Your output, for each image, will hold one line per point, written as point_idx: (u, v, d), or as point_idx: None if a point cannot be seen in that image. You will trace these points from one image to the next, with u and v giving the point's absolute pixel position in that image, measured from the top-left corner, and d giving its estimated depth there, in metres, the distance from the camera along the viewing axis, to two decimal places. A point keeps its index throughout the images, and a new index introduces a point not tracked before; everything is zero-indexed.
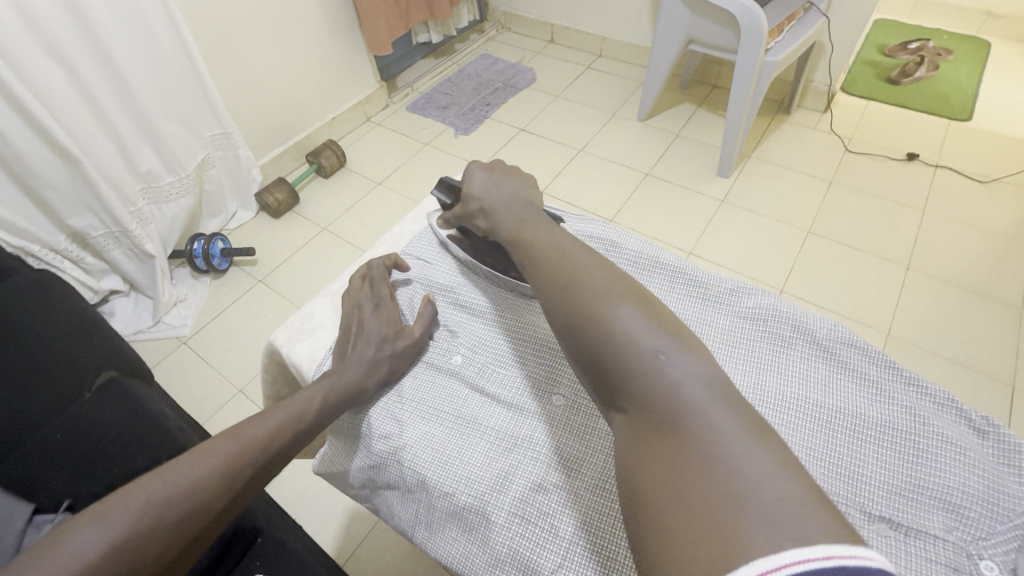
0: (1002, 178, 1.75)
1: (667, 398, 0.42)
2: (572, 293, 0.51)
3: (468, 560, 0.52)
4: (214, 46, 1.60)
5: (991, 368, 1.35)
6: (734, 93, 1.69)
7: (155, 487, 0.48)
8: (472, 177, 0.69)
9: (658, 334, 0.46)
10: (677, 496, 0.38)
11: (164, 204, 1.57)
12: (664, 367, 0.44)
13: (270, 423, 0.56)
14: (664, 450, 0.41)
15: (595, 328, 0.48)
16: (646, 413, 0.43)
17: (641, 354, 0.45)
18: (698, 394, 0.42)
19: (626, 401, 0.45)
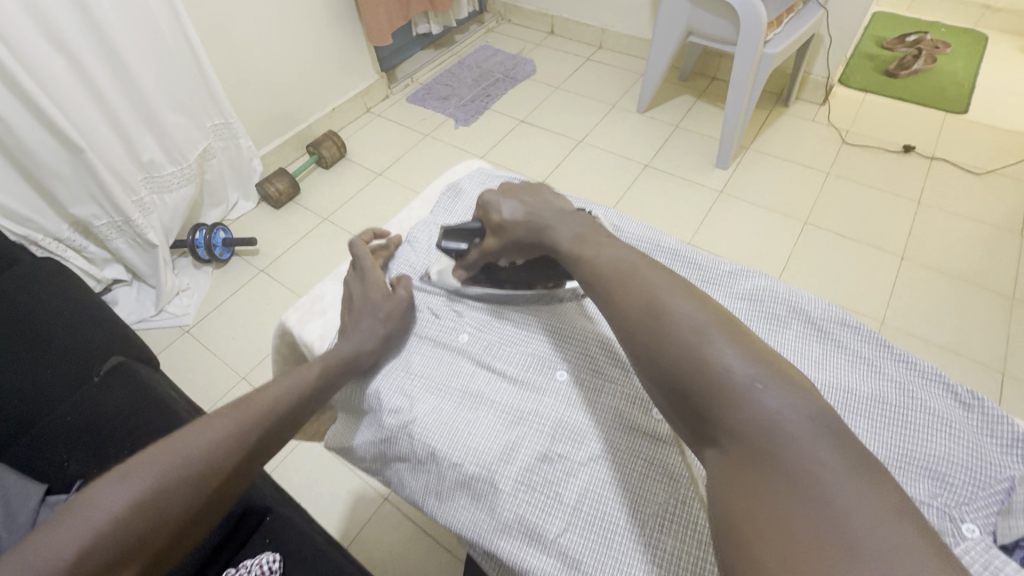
0: (997, 170, 1.77)
1: (764, 428, 0.38)
2: (648, 308, 0.46)
3: (476, 528, 0.50)
4: (216, 35, 1.61)
5: (982, 356, 1.38)
6: (733, 85, 1.70)
7: (172, 446, 0.51)
8: (497, 203, 0.62)
9: (746, 358, 0.41)
10: (777, 533, 0.34)
11: (166, 194, 1.58)
12: (761, 399, 0.39)
13: (280, 388, 0.58)
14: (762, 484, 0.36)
15: (672, 346, 0.43)
16: (738, 444, 0.38)
17: (730, 378, 0.40)
18: (802, 428, 0.37)
19: (713, 429, 0.40)
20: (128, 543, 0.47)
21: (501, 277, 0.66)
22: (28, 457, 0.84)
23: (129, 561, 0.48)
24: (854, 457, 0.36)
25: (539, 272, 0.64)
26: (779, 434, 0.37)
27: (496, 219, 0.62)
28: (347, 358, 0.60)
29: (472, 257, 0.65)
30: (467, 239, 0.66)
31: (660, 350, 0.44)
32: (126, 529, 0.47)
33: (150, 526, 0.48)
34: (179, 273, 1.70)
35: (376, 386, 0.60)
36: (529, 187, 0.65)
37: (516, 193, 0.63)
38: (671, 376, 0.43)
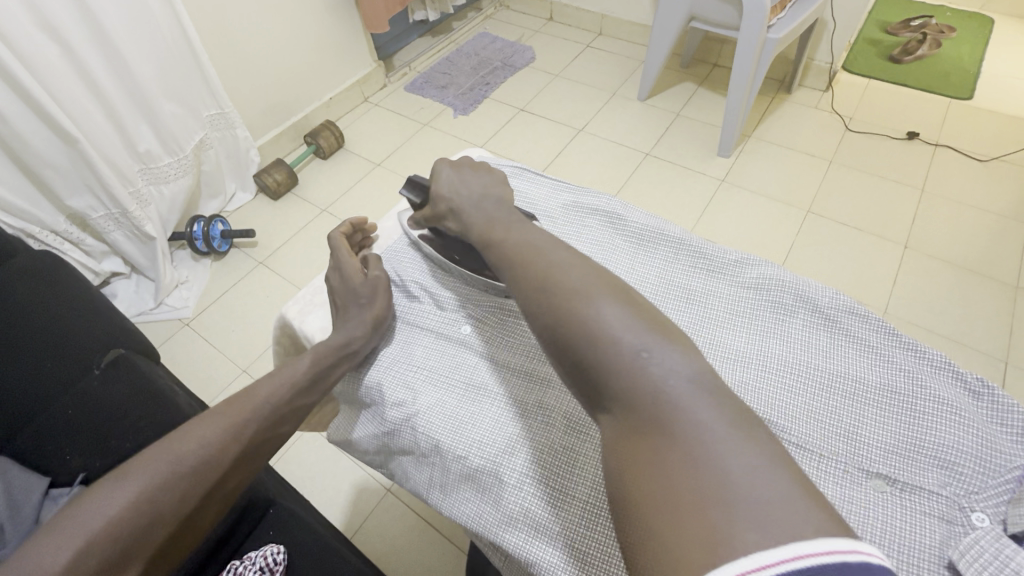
0: (1001, 157, 1.75)
1: (645, 395, 0.40)
2: (546, 286, 0.48)
3: (483, 521, 0.49)
4: (210, 23, 1.59)
5: (986, 345, 1.37)
6: (736, 72, 1.68)
7: (166, 445, 0.50)
8: (441, 172, 0.65)
9: (636, 328, 0.43)
10: (658, 497, 0.36)
11: (163, 185, 1.57)
12: (647, 367, 0.41)
13: (272, 382, 0.57)
14: (647, 450, 0.38)
15: (570, 323, 0.45)
16: (627, 412, 0.40)
17: (621, 350, 0.42)
18: (680, 390, 0.39)
19: (607, 400, 0.42)
20: (126, 544, 0.46)
21: (447, 244, 0.67)
22: (32, 452, 0.84)
23: (128, 563, 0.46)
24: (732, 417, 0.38)
25: (468, 253, 0.65)
26: (661, 399, 0.39)
27: (435, 192, 0.64)
28: (339, 348, 0.59)
29: (421, 216, 0.68)
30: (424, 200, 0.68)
31: (561, 328, 0.45)
32: (124, 529, 0.46)
33: (148, 525, 0.48)
34: (178, 266, 1.69)
35: (376, 378, 0.59)
36: (473, 164, 0.67)
37: (460, 169, 0.66)
38: (568, 351, 0.44)
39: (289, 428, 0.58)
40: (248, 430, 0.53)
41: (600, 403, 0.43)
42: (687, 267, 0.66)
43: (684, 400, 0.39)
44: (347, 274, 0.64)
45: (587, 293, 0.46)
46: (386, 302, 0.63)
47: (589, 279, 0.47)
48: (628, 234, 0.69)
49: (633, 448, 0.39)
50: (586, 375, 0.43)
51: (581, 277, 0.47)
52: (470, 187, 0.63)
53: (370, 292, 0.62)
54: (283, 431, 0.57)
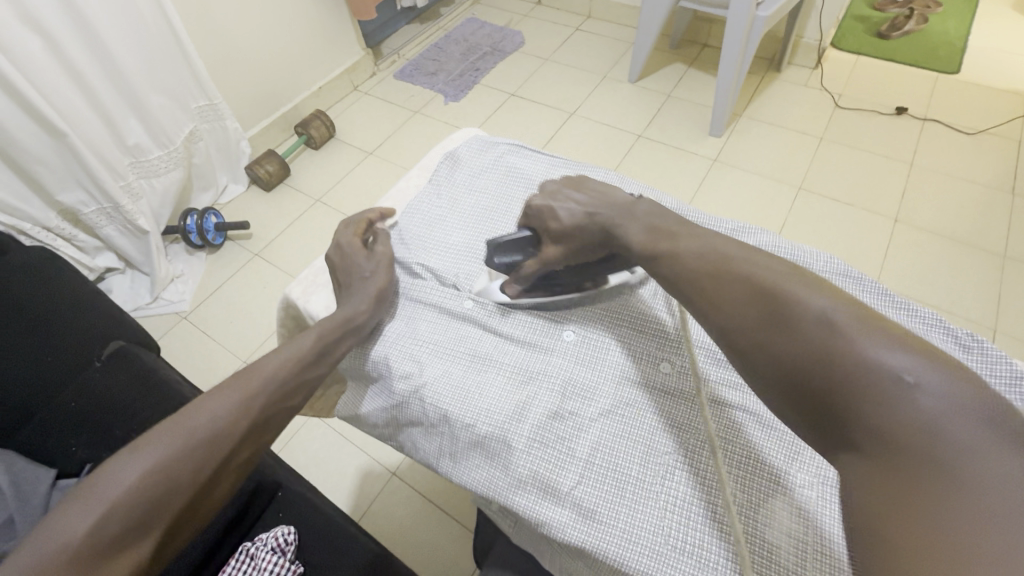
0: (988, 130, 1.77)
1: (917, 427, 0.34)
2: (769, 300, 0.42)
3: (493, 485, 0.51)
4: (195, 13, 1.56)
5: (973, 314, 1.40)
6: (726, 51, 1.68)
7: (178, 417, 0.51)
8: (551, 207, 0.59)
9: (901, 350, 0.37)
10: (931, 538, 0.31)
11: (154, 178, 1.56)
12: (916, 396, 0.35)
13: (279, 358, 0.56)
14: (912, 487, 0.33)
15: (803, 340, 0.39)
16: (886, 444, 0.35)
17: (878, 373, 0.36)
18: (967, 430, 0.34)
19: (850, 426, 0.37)
20: (144, 511, 0.47)
21: (557, 282, 0.60)
22: (38, 444, 0.85)
23: (148, 531, 0.47)
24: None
25: (598, 270, 0.59)
26: (934, 435, 0.34)
27: (557, 226, 0.58)
28: (343, 323, 0.59)
29: (527, 270, 0.60)
30: (524, 251, 0.61)
31: (792, 348, 0.40)
32: (142, 498, 0.47)
33: (164, 496, 0.48)
34: (172, 260, 1.68)
35: (383, 354, 0.60)
36: (570, 181, 0.62)
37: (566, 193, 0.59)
38: (805, 372, 0.39)
39: (300, 405, 0.58)
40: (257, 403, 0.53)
41: (840, 430, 0.37)
42: None
43: (979, 441, 0.33)
44: (349, 252, 0.65)
45: (824, 309, 0.40)
46: (387, 275, 0.64)
47: (819, 294, 0.41)
48: None
49: (888, 482, 0.34)
50: (826, 399, 0.38)
51: (809, 292, 0.41)
52: (602, 199, 0.57)
53: (371, 267, 0.64)
54: (292, 405, 0.56)
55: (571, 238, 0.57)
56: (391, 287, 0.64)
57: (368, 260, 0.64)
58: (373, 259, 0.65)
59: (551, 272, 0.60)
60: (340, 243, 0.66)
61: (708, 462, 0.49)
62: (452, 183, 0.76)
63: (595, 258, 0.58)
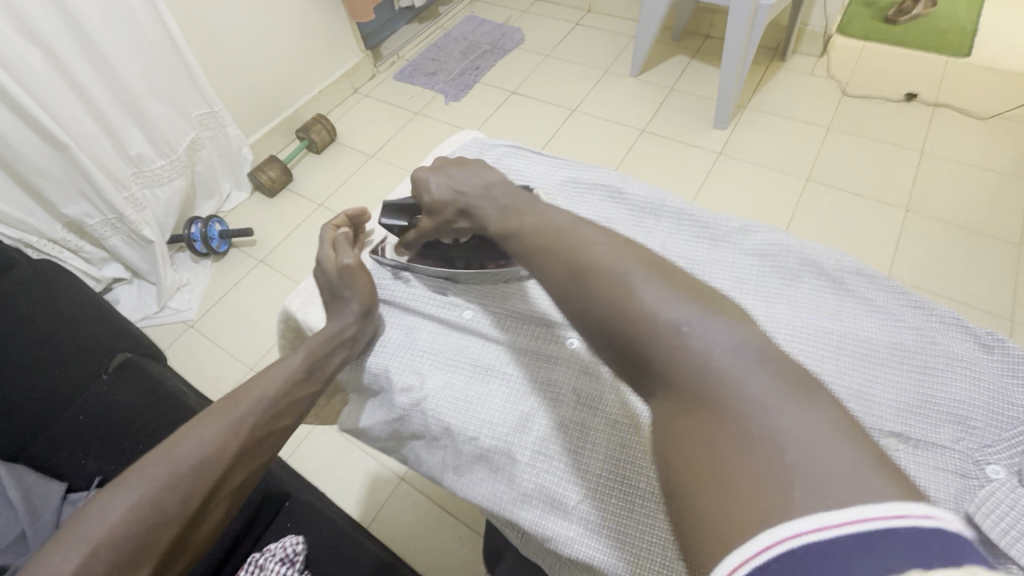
0: (1002, 114, 1.73)
1: (691, 370, 0.38)
2: (579, 268, 0.46)
3: (498, 500, 0.49)
4: (193, 21, 1.56)
5: (991, 305, 1.37)
6: (729, 42, 1.65)
7: (165, 447, 0.51)
8: (425, 181, 0.62)
9: (676, 303, 0.41)
10: (706, 464, 0.35)
11: (157, 188, 1.56)
12: (688, 342, 0.39)
13: (268, 378, 0.57)
14: (694, 424, 0.37)
15: (608, 303, 0.43)
16: (673, 388, 0.39)
17: (658, 326, 0.40)
18: (729, 366, 0.37)
19: (654, 381, 0.40)
20: (133, 547, 0.46)
21: (442, 252, 0.65)
22: (45, 458, 0.84)
23: (138, 567, 0.46)
24: (786, 378, 0.36)
25: (479, 249, 0.62)
26: (705, 373, 0.38)
27: (429, 200, 0.61)
28: (333, 337, 0.58)
29: (411, 238, 0.65)
30: (407, 216, 0.67)
31: (596, 309, 0.44)
32: (131, 531, 0.46)
33: (154, 527, 0.47)
34: (178, 268, 1.69)
35: (379, 363, 0.59)
36: (458, 159, 0.64)
37: (445, 168, 0.62)
38: (608, 332, 0.43)
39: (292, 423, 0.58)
40: (246, 425, 0.53)
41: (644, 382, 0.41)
42: (695, 240, 0.65)
43: (738, 374, 0.37)
44: (325, 267, 0.64)
45: (627, 272, 0.43)
46: (370, 289, 0.62)
47: (630, 260, 0.45)
48: (629, 208, 0.69)
49: (679, 421, 0.37)
50: (627, 354, 0.42)
51: (623, 259, 0.45)
52: (476, 179, 0.59)
53: (354, 279, 0.62)
54: (286, 424, 0.57)
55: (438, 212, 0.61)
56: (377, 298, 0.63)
57: (360, 272, 0.63)
58: (359, 270, 0.63)
59: (435, 242, 0.65)
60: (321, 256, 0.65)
61: None
62: None
63: (470, 239, 0.62)
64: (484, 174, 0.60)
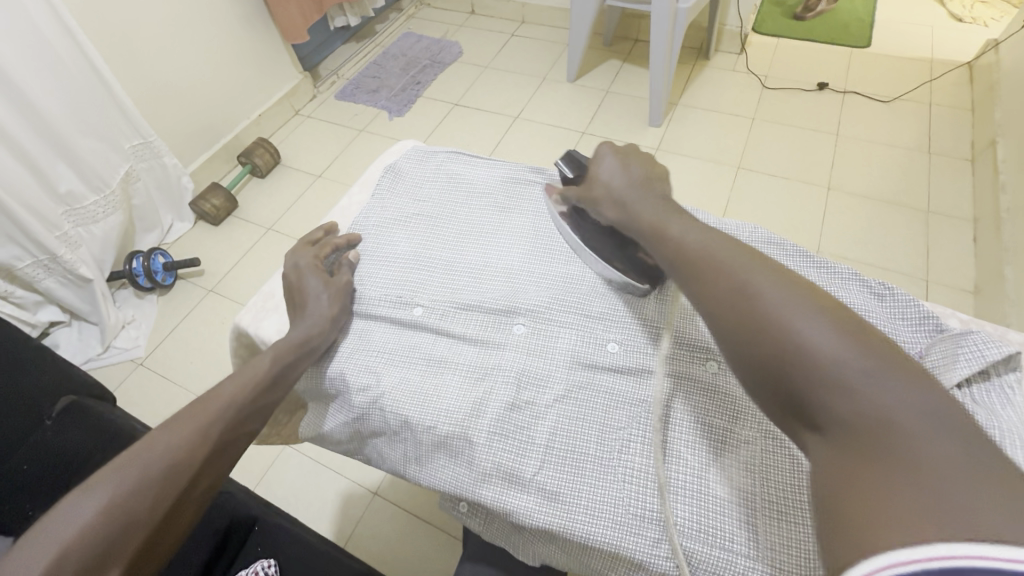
0: (902, 96, 1.90)
1: (866, 418, 0.34)
2: (737, 295, 0.42)
3: (460, 483, 0.52)
4: (118, 52, 1.52)
5: (907, 268, 1.50)
6: (655, 45, 1.75)
7: (129, 452, 0.47)
8: (601, 158, 0.58)
9: (853, 348, 0.36)
10: (867, 503, 0.31)
11: (92, 225, 1.50)
12: (863, 385, 0.35)
13: (235, 382, 0.55)
14: (865, 471, 0.32)
15: (763, 327, 0.40)
16: (844, 437, 0.34)
17: (830, 366, 0.36)
18: (916, 426, 0.32)
19: (813, 414, 0.37)
20: (93, 560, 0.43)
21: (581, 234, 0.63)
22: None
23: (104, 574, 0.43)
24: (974, 448, 0.31)
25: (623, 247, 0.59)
26: (887, 428, 0.33)
27: (594, 179, 0.59)
28: (298, 345, 0.59)
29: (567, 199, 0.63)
30: (573, 179, 0.63)
31: (757, 338, 0.40)
32: (95, 539, 0.43)
33: (121, 534, 0.44)
34: (121, 306, 1.62)
35: (336, 368, 0.60)
36: (641, 150, 0.59)
37: (629, 157, 0.58)
38: (764, 368, 0.39)
39: (256, 427, 0.56)
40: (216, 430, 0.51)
41: (804, 426, 0.37)
42: None
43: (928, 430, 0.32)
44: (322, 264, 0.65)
45: (775, 300, 0.40)
46: (341, 301, 0.63)
47: (779, 286, 0.41)
48: None
49: (843, 465, 0.34)
50: (788, 396, 0.38)
51: (771, 285, 0.41)
52: (643, 183, 0.55)
53: (323, 291, 0.63)
54: (252, 429, 0.55)
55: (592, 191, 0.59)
56: (343, 309, 0.63)
57: (325, 282, 0.64)
58: (330, 281, 0.64)
59: (579, 211, 0.63)
60: (295, 264, 0.66)
61: (665, 430, 0.51)
62: (393, 195, 0.75)
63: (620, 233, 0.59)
64: (653, 179, 0.55)
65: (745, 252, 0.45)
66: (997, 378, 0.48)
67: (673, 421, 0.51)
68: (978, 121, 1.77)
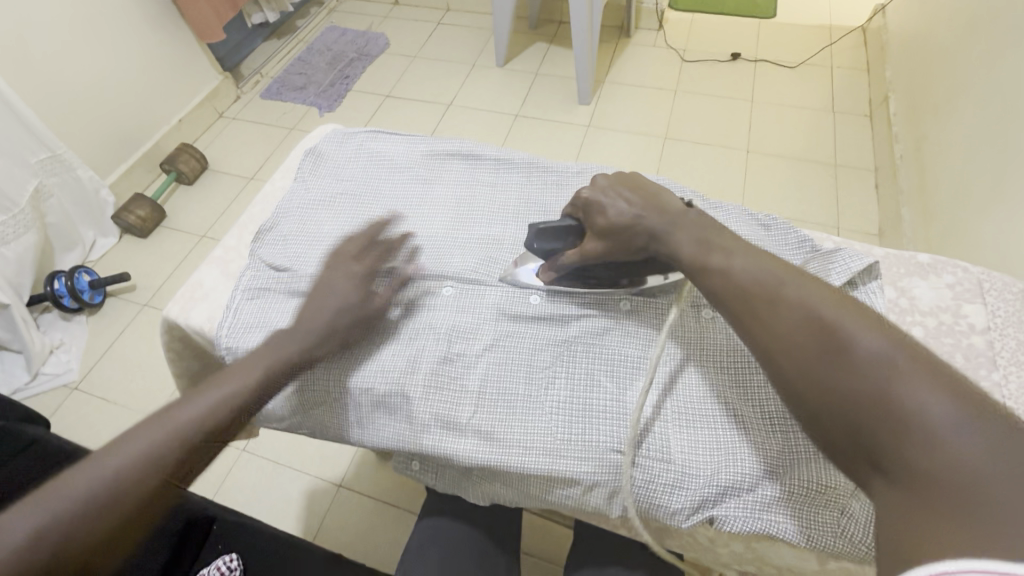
0: (806, 61, 2.04)
1: (952, 472, 0.32)
2: (819, 333, 0.40)
3: (401, 437, 0.55)
4: (11, 61, 1.42)
5: (820, 218, 1.63)
6: (575, 27, 1.79)
7: (88, 464, 0.44)
8: (599, 201, 0.56)
9: (952, 400, 0.34)
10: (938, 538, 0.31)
11: (3, 247, 1.41)
12: (956, 434, 0.33)
13: (215, 389, 0.51)
14: (938, 520, 0.32)
15: (844, 366, 0.38)
16: (921, 485, 0.33)
17: (919, 412, 0.35)
18: (1019, 487, 0.31)
19: (884, 457, 0.36)
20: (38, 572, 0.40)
21: (599, 274, 0.58)
22: None
23: None
24: None
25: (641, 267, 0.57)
26: (979, 477, 0.31)
27: (603, 222, 0.55)
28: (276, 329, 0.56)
29: (568, 260, 0.58)
30: (567, 239, 0.59)
31: (832, 373, 0.39)
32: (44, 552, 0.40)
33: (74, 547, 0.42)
34: (46, 330, 1.53)
35: (243, 349, 0.61)
36: (624, 177, 0.57)
37: (618, 188, 0.56)
38: (843, 408, 0.38)
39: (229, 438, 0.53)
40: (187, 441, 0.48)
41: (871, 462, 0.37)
42: (543, 185, 0.72)
43: None
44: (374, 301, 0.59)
45: (865, 342, 0.38)
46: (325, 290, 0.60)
47: (865, 325, 0.39)
48: (484, 167, 0.74)
49: (918, 510, 0.33)
50: (862, 437, 0.37)
51: (854, 322, 0.40)
52: (653, 204, 0.54)
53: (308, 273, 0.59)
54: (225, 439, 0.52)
55: (614, 237, 0.55)
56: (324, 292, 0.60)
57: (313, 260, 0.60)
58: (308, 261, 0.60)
59: (590, 265, 0.58)
60: None
61: (587, 363, 0.55)
62: (317, 177, 0.76)
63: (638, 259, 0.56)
64: (658, 196, 0.55)
65: (829, 292, 0.43)
66: (862, 287, 0.57)
67: (594, 357, 0.56)
68: (872, 80, 1.92)
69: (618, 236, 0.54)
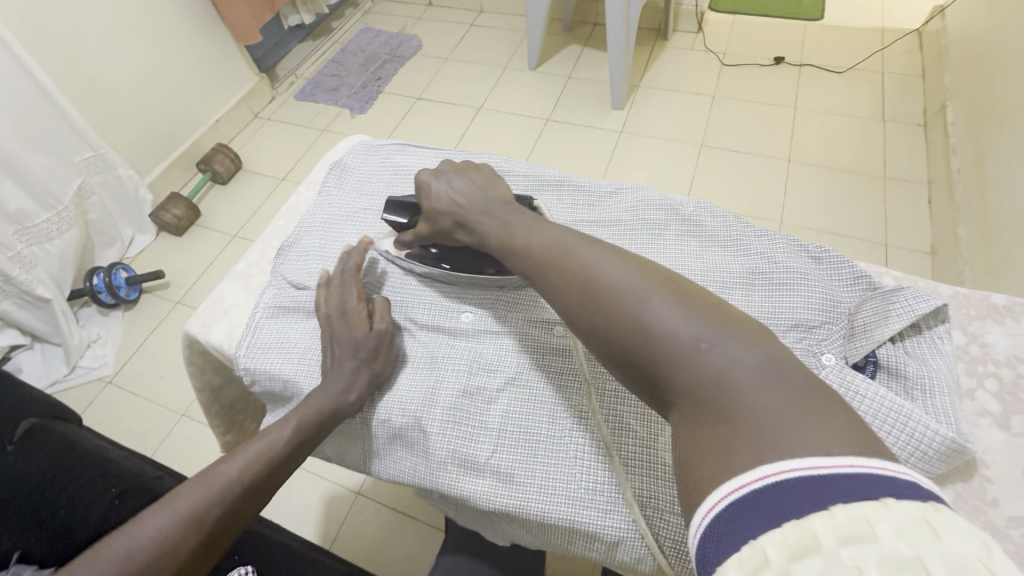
0: (856, 66, 1.93)
1: (710, 380, 0.37)
2: (588, 289, 0.44)
3: (417, 472, 0.53)
4: (59, 63, 1.47)
5: (868, 234, 1.54)
6: (612, 30, 1.74)
7: (115, 543, 0.45)
8: (431, 183, 0.60)
9: (701, 323, 0.39)
10: (715, 456, 0.34)
11: (47, 243, 1.45)
12: (708, 357, 0.37)
13: (242, 458, 0.52)
14: (713, 433, 0.35)
15: (622, 320, 0.41)
16: (688, 400, 0.37)
17: (678, 343, 0.39)
18: (756, 378, 0.36)
19: (668, 395, 0.39)
20: None
21: (445, 257, 0.62)
22: None
23: None
24: (800, 397, 0.35)
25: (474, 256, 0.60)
26: (731, 387, 0.36)
27: (429, 205, 0.59)
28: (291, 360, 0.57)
29: (407, 239, 0.63)
30: (409, 218, 0.63)
31: (610, 323, 0.42)
32: None
33: None
34: (84, 324, 1.58)
35: (261, 371, 0.60)
36: (468, 166, 0.61)
37: (452, 172, 0.60)
38: (622, 350, 0.41)
39: (259, 507, 0.52)
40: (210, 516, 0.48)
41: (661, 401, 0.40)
42: (576, 207, 0.70)
43: (772, 392, 0.35)
44: (352, 322, 0.57)
45: (633, 288, 0.42)
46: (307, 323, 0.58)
47: (627, 268, 0.44)
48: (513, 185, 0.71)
49: (698, 435, 0.36)
50: (646, 374, 0.40)
51: (621, 269, 0.44)
52: (475, 190, 0.57)
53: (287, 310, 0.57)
54: (254, 508, 0.52)
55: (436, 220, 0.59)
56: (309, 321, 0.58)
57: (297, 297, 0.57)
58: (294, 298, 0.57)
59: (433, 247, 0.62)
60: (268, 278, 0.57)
61: (613, 404, 0.52)
62: (342, 192, 0.75)
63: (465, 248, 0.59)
64: (485, 181, 0.58)
65: (601, 246, 0.47)
66: (926, 332, 0.51)
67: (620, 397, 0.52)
68: (929, 87, 1.80)
69: (440, 220, 0.58)
